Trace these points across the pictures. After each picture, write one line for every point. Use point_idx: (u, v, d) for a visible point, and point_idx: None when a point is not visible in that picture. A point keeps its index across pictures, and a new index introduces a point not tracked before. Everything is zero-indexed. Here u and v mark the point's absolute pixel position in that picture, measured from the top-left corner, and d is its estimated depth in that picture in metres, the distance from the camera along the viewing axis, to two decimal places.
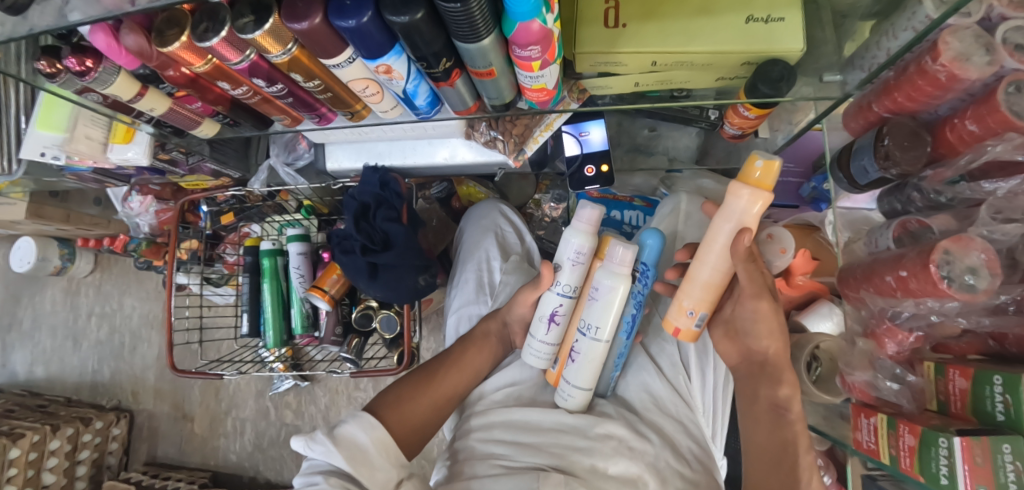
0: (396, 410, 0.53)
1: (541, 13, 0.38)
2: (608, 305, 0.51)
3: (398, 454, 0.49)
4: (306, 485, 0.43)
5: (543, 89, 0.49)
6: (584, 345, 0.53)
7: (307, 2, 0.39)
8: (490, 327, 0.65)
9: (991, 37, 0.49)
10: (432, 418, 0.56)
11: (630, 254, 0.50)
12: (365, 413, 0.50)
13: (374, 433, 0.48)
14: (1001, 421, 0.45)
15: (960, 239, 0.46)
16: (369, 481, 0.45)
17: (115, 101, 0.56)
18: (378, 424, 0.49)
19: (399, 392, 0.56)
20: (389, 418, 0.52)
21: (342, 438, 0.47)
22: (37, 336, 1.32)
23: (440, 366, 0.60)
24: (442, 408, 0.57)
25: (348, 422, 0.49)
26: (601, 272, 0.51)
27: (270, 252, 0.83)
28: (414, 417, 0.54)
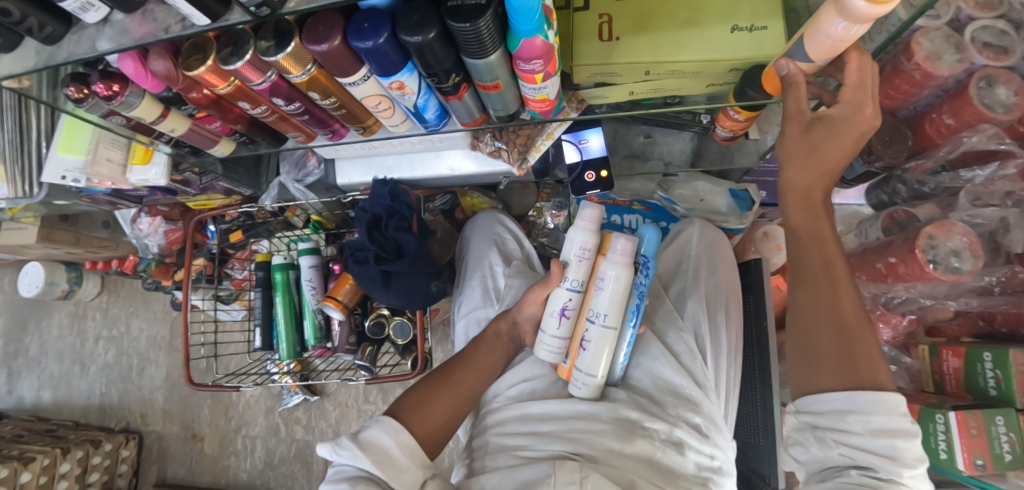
0: (418, 411, 0.54)
1: (543, 30, 0.41)
2: (615, 293, 0.54)
3: (421, 454, 0.50)
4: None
5: (546, 100, 0.52)
6: (594, 334, 0.55)
7: (327, 26, 0.43)
8: (500, 328, 0.68)
9: (961, 37, 0.53)
10: (452, 417, 0.57)
11: (630, 245, 0.54)
12: (388, 417, 0.51)
13: (398, 436, 0.50)
14: (993, 396, 0.49)
15: (943, 224, 0.49)
16: (396, 482, 0.47)
17: (138, 123, 0.59)
18: (402, 427, 0.51)
19: (419, 394, 0.57)
20: (412, 420, 0.53)
21: (367, 443, 0.48)
22: (44, 361, 1.32)
23: (456, 367, 0.62)
24: (461, 407, 0.58)
25: (372, 426, 0.51)
26: (605, 263, 0.54)
27: (282, 266, 0.85)
28: (435, 418, 0.55)
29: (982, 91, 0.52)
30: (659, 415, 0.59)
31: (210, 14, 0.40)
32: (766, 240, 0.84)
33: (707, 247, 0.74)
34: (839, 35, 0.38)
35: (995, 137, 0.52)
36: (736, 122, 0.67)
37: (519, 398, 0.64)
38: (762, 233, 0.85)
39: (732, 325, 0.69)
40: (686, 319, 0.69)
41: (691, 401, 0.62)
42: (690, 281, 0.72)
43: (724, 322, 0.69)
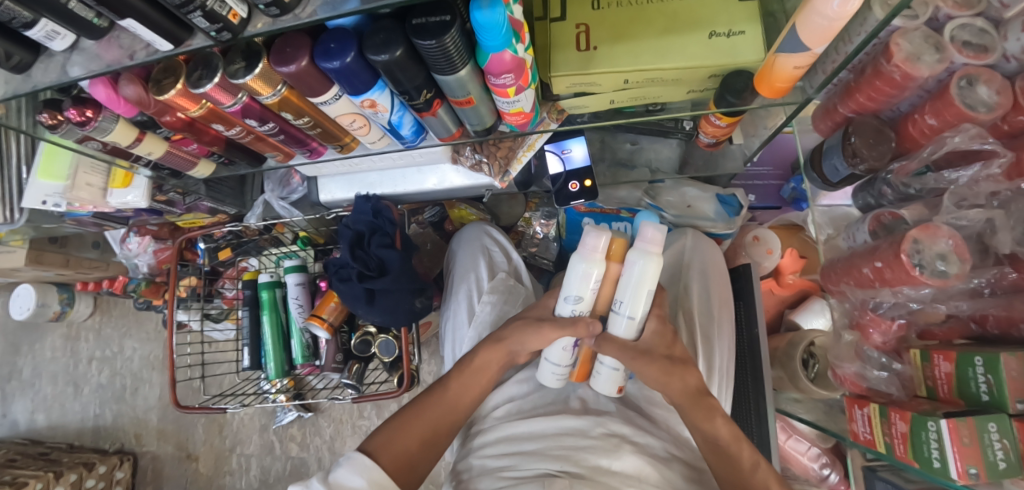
0: (391, 449, 0.53)
1: (511, 44, 0.41)
2: (641, 282, 0.52)
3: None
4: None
5: (521, 113, 0.52)
6: (619, 326, 0.55)
7: (294, 47, 0.42)
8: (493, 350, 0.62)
9: (940, 37, 0.53)
10: (428, 450, 0.56)
11: (659, 234, 0.52)
12: (359, 455, 0.51)
13: (368, 476, 0.49)
14: (986, 401, 0.47)
15: (928, 227, 0.48)
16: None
17: (114, 147, 0.58)
18: (373, 466, 0.50)
19: (392, 429, 0.56)
20: (385, 457, 0.52)
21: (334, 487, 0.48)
22: (38, 383, 1.32)
23: (432, 396, 0.60)
24: (439, 438, 0.57)
25: (343, 465, 0.50)
26: (632, 252, 0.53)
27: (269, 285, 0.85)
28: (408, 452, 0.54)
29: (964, 90, 0.52)
30: (649, 431, 0.60)
31: (174, 39, 0.40)
32: (757, 244, 0.83)
33: (700, 264, 0.73)
34: (836, 14, 0.39)
35: (978, 137, 0.51)
36: (718, 128, 0.66)
37: (507, 416, 0.64)
38: (752, 238, 0.84)
39: (725, 342, 0.68)
40: (683, 330, 0.69)
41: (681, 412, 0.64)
42: (681, 296, 0.72)
43: (719, 337, 0.67)
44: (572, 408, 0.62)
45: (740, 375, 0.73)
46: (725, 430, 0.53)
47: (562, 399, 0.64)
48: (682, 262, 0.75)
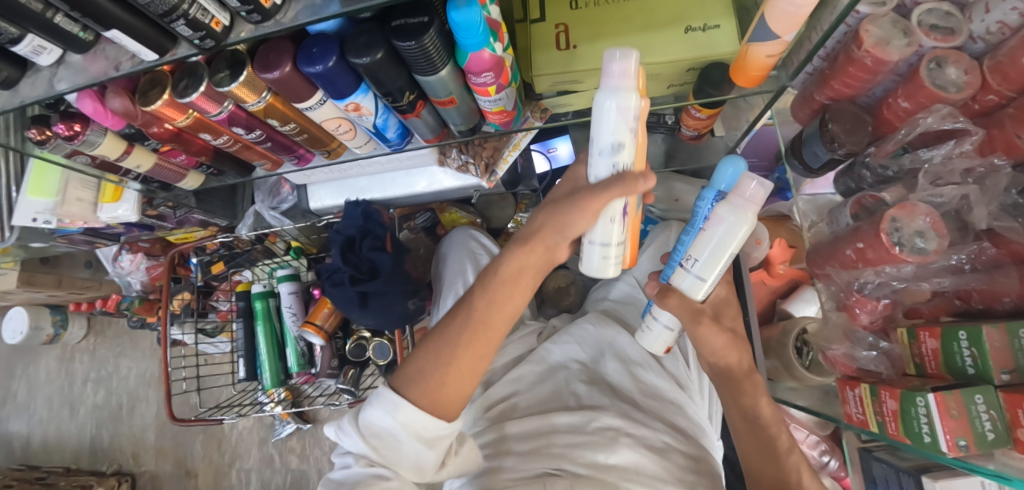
0: (421, 383, 0.49)
1: (489, 43, 0.42)
2: (725, 241, 0.46)
3: (429, 431, 0.48)
4: (341, 467, 0.51)
5: (503, 112, 0.53)
6: (687, 284, 0.50)
7: (278, 53, 0.43)
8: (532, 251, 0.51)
9: (908, 22, 0.55)
10: (466, 376, 0.50)
11: (763, 191, 0.44)
12: (386, 393, 0.49)
13: (396, 415, 0.48)
14: (972, 375, 0.48)
15: (905, 206, 0.50)
16: (404, 462, 0.49)
17: (102, 162, 0.59)
18: (400, 406, 0.48)
19: (421, 361, 0.50)
20: (415, 390, 0.49)
21: (369, 428, 0.49)
22: (34, 406, 1.31)
23: (459, 311, 0.51)
24: (478, 362, 0.50)
25: (372, 404, 0.50)
26: (725, 206, 0.45)
27: (261, 295, 0.85)
28: (440, 385, 0.49)
29: (933, 72, 0.53)
30: (644, 422, 0.60)
31: (158, 50, 0.41)
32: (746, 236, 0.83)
33: None
34: (801, 2, 0.41)
35: (950, 117, 0.52)
36: (699, 120, 0.67)
37: (496, 418, 0.63)
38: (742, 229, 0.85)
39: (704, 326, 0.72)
40: None
41: (674, 404, 0.64)
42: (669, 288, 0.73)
43: None
44: (567, 404, 0.63)
45: None
46: (767, 411, 0.55)
47: (556, 396, 0.64)
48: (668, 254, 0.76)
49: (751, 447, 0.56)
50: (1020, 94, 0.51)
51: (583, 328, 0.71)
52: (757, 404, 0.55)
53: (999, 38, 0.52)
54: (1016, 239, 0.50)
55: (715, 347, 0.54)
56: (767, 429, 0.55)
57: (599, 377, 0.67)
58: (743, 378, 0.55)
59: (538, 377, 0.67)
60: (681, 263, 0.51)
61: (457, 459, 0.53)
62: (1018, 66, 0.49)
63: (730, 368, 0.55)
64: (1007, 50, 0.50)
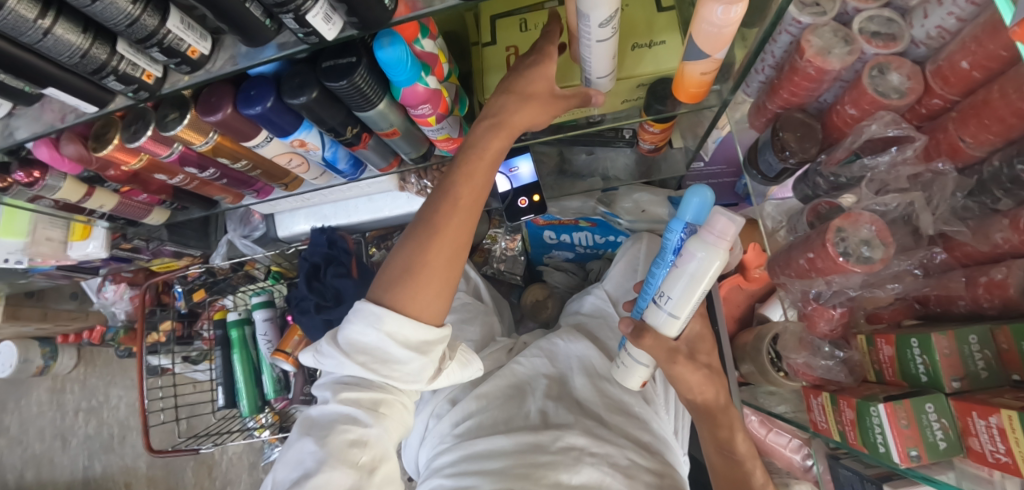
0: (405, 287, 0.47)
1: (422, 77, 0.43)
2: (697, 277, 0.44)
3: (416, 337, 0.47)
4: (319, 403, 0.51)
5: (449, 138, 0.54)
6: (661, 321, 0.48)
7: (218, 96, 0.44)
8: (494, 140, 0.49)
9: (849, 30, 0.53)
10: (451, 272, 0.49)
11: (733, 227, 0.42)
12: (366, 307, 0.46)
13: (379, 326, 0.46)
14: (925, 382, 0.48)
15: (850, 215, 0.50)
16: (399, 375, 0.47)
17: (65, 204, 0.60)
18: (382, 317, 0.46)
19: (404, 260, 0.48)
20: (397, 299, 0.47)
21: (352, 346, 0.47)
22: (27, 438, 1.37)
23: (438, 205, 0.49)
24: (459, 256, 0.49)
25: (352, 321, 0.47)
26: (692, 240, 0.43)
27: (237, 323, 0.96)
28: (428, 281, 0.47)
29: (876, 79, 0.52)
30: (609, 440, 0.60)
31: (98, 100, 0.42)
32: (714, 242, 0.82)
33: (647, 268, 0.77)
34: (721, 22, 0.40)
35: (893, 123, 0.52)
36: (653, 134, 0.68)
37: (464, 435, 0.64)
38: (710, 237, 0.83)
39: None
40: None
41: (640, 418, 0.65)
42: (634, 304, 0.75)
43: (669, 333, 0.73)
44: (531, 423, 0.62)
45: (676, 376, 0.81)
46: (743, 445, 0.55)
47: (520, 415, 0.64)
48: (637, 269, 0.78)
49: (723, 469, 0.56)
50: (963, 98, 0.50)
51: (552, 342, 0.73)
52: (733, 438, 0.55)
53: (941, 42, 0.50)
54: (966, 242, 0.52)
55: (691, 384, 0.52)
56: (726, 437, 0.55)
57: (568, 392, 0.68)
58: (719, 412, 0.54)
59: (504, 394, 0.67)
60: (653, 299, 0.49)
61: (452, 364, 0.52)
62: (958, 70, 0.48)
63: (706, 404, 0.54)
64: (946, 54, 0.48)
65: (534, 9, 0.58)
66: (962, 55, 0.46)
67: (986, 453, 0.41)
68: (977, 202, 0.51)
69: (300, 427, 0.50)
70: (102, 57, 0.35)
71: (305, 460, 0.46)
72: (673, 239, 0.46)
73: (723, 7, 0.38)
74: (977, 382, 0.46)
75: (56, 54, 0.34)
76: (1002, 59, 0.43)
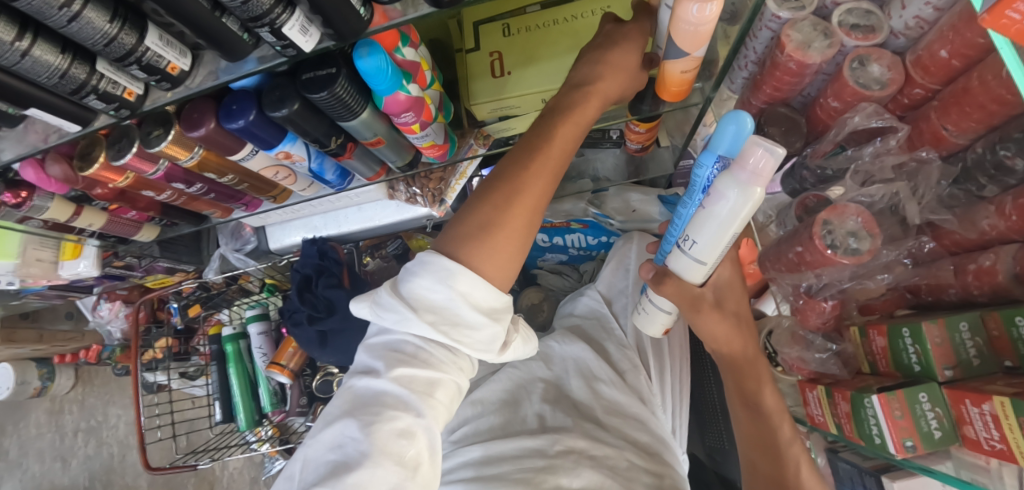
0: (482, 241, 0.45)
1: (402, 85, 0.43)
2: (726, 222, 0.38)
3: (487, 301, 0.44)
4: (365, 374, 0.46)
5: (434, 145, 0.55)
6: (686, 269, 0.45)
7: (201, 112, 0.45)
8: (587, 104, 0.47)
9: (828, 23, 0.53)
10: (524, 235, 0.47)
11: (771, 161, 0.34)
12: (438, 261, 0.44)
13: (454, 284, 0.43)
14: (918, 372, 0.47)
15: (835, 208, 0.50)
16: (469, 341, 0.44)
17: (54, 224, 0.61)
18: (456, 274, 0.43)
19: (477, 216, 0.46)
20: (474, 254, 0.44)
21: (418, 303, 0.44)
22: (25, 462, 1.36)
23: (514, 164, 0.47)
24: (533, 220, 0.47)
25: (420, 275, 0.44)
26: (723, 179, 0.37)
27: (232, 337, 0.96)
28: (502, 244, 0.45)
29: (857, 71, 0.52)
30: (607, 441, 0.60)
31: (79, 121, 0.42)
32: None
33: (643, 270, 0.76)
34: (699, 21, 0.40)
35: (875, 114, 0.52)
36: (639, 134, 0.68)
37: (460, 441, 0.64)
38: None
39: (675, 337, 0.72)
40: (629, 335, 0.73)
41: (637, 419, 0.65)
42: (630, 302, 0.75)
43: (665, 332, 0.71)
44: (529, 427, 0.62)
45: (701, 369, 0.80)
46: (771, 401, 0.51)
47: (518, 419, 0.63)
48: (629, 270, 0.78)
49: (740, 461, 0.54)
50: (944, 87, 0.50)
51: (549, 346, 0.73)
52: (760, 392, 0.51)
53: (919, 32, 0.50)
54: (954, 230, 0.52)
55: (717, 334, 0.51)
56: (752, 390, 0.51)
57: (564, 395, 0.67)
58: (746, 367, 0.52)
59: (500, 399, 0.66)
60: (678, 244, 0.45)
61: (517, 339, 0.49)
62: (937, 59, 0.48)
63: (732, 357, 0.52)
64: (925, 44, 0.48)
65: (516, 14, 0.58)
66: (941, 44, 0.46)
67: (980, 441, 0.41)
68: (962, 189, 0.51)
69: (343, 401, 0.45)
70: (81, 76, 0.35)
71: (348, 445, 0.42)
72: (704, 177, 0.41)
73: (698, 5, 0.38)
74: (969, 370, 0.46)
75: (34, 75, 0.34)
76: (980, 46, 0.43)
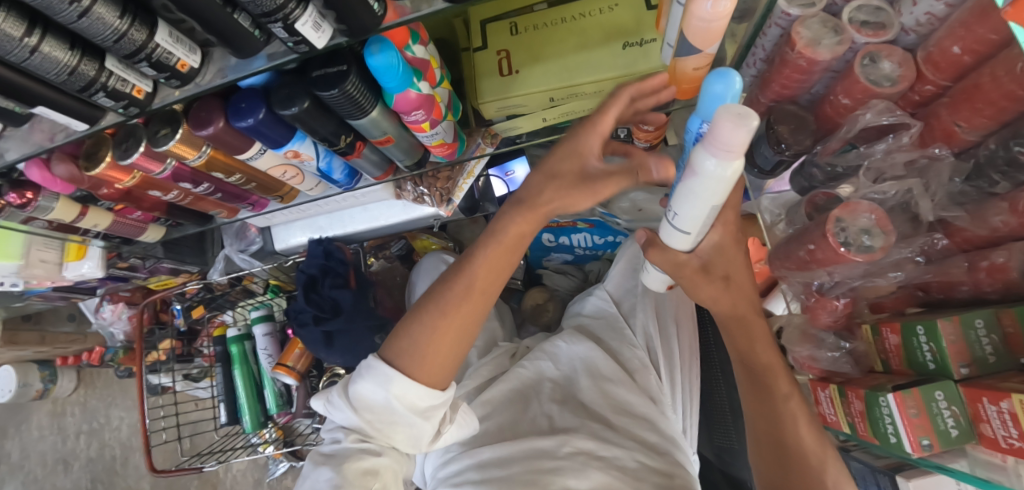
0: (413, 355, 0.52)
1: (413, 82, 0.43)
2: (696, 195, 0.36)
3: (419, 402, 0.52)
4: (331, 442, 0.57)
5: (444, 144, 0.54)
6: (672, 238, 0.44)
7: (208, 110, 0.44)
8: (522, 221, 0.51)
9: (838, 19, 0.53)
10: (453, 346, 0.52)
11: (743, 136, 0.29)
12: (377, 368, 0.52)
13: (389, 390, 0.51)
14: (933, 369, 0.47)
15: (848, 205, 0.50)
16: (403, 431, 0.54)
17: (59, 224, 0.60)
18: (391, 380, 0.51)
19: (410, 332, 0.52)
20: (407, 365, 0.52)
21: (361, 402, 0.54)
22: (27, 465, 1.35)
23: (445, 283, 0.52)
24: (464, 333, 0.53)
25: (364, 379, 0.53)
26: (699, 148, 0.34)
27: (236, 339, 0.96)
28: (430, 358, 0.51)
29: (867, 68, 0.52)
30: (616, 442, 0.60)
31: (88, 119, 0.42)
32: None
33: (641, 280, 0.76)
34: (712, 16, 0.40)
35: (887, 111, 0.52)
36: (647, 133, 0.67)
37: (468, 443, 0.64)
38: None
39: (685, 337, 0.71)
40: (638, 334, 0.72)
41: (647, 419, 0.63)
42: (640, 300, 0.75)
43: (675, 334, 0.71)
44: (538, 428, 0.63)
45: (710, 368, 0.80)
46: (763, 354, 0.53)
47: (526, 420, 0.64)
48: (638, 270, 0.78)
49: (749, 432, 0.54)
50: (954, 83, 0.49)
51: (555, 345, 0.72)
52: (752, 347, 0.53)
53: (930, 28, 0.49)
54: (965, 227, 0.51)
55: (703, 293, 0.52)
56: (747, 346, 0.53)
57: (572, 395, 0.67)
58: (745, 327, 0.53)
59: (508, 399, 0.67)
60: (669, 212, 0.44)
61: (452, 427, 0.56)
62: (948, 56, 0.47)
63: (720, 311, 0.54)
64: (935, 40, 0.48)
65: (523, 13, 0.58)
66: (952, 40, 0.46)
67: (997, 439, 0.41)
68: (973, 186, 0.50)
69: (314, 463, 0.56)
70: (91, 73, 0.35)
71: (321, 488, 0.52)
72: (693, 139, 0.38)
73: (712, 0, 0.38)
74: (985, 366, 0.46)
75: (43, 72, 0.34)
76: (992, 42, 0.43)
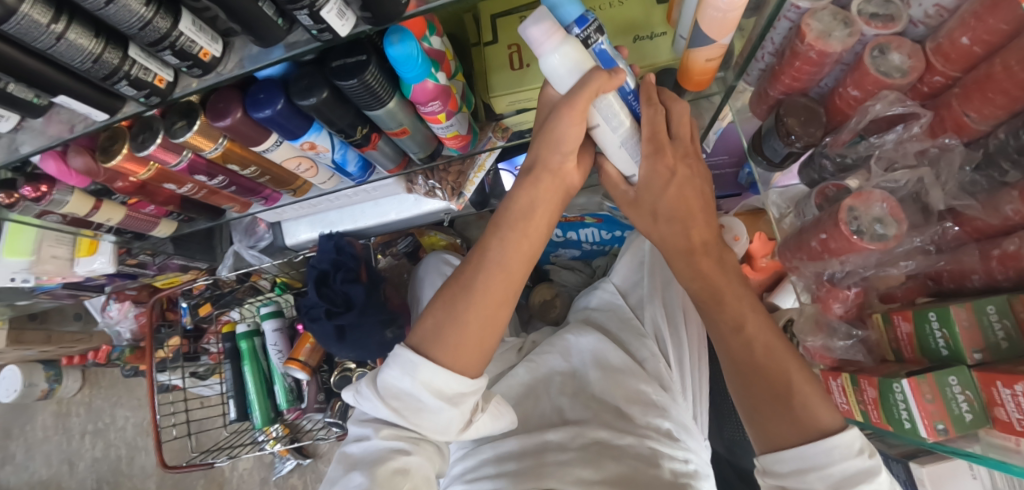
0: (442, 341, 0.48)
1: (431, 73, 0.43)
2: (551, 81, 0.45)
3: (450, 388, 0.47)
4: (358, 440, 0.52)
5: (458, 136, 0.55)
6: None
7: (226, 102, 0.44)
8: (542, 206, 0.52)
9: (847, 12, 0.53)
10: (484, 332, 0.49)
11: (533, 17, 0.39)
12: (404, 354, 0.48)
13: (416, 376, 0.47)
14: (946, 356, 0.47)
15: (861, 194, 0.50)
16: (430, 423, 0.48)
17: (73, 218, 0.60)
18: (419, 365, 0.47)
19: (437, 317, 0.49)
20: (434, 349, 0.48)
21: (388, 391, 0.49)
22: (33, 465, 1.35)
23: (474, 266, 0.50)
24: (496, 315, 0.49)
25: (390, 366, 0.49)
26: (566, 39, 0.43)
27: (247, 335, 0.95)
28: (460, 342, 0.48)
29: (877, 60, 0.52)
30: (630, 430, 0.60)
31: (108, 109, 0.42)
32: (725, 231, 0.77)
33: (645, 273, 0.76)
34: (727, 6, 0.40)
35: (897, 102, 0.52)
36: None
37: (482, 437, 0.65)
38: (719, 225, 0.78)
39: (693, 328, 0.69)
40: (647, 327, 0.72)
41: (658, 406, 0.63)
42: (648, 293, 0.74)
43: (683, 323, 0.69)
44: (549, 421, 0.64)
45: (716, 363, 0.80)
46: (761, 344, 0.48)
47: (537, 414, 0.66)
48: (643, 263, 0.78)
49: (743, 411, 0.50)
50: (965, 74, 0.49)
51: (565, 339, 0.72)
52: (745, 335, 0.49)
53: (939, 20, 0.50)
54: (977, 216, 0.52)
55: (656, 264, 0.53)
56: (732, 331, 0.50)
57: (583, 388, 0.67)
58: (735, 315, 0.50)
59: (519, 394, 0.69)
60: None
61: (485, 416, 0.51)
62: (958, 47, 0.47)
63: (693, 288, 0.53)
64: (946, 32, 0.48)
65: (533, 7, 0.58)
66: (962, 31, 0.46)
67: (1012, 422, 0.41)
68: (985, 175, 0.51)
69: (343, 464, 0.51)
70: (114, 61, 0.35)
71: None
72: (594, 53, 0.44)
73: None
74: (997, 353, 0.45)
75: (68, 59, 0.34)
76: (1002, 32, 0.43)
